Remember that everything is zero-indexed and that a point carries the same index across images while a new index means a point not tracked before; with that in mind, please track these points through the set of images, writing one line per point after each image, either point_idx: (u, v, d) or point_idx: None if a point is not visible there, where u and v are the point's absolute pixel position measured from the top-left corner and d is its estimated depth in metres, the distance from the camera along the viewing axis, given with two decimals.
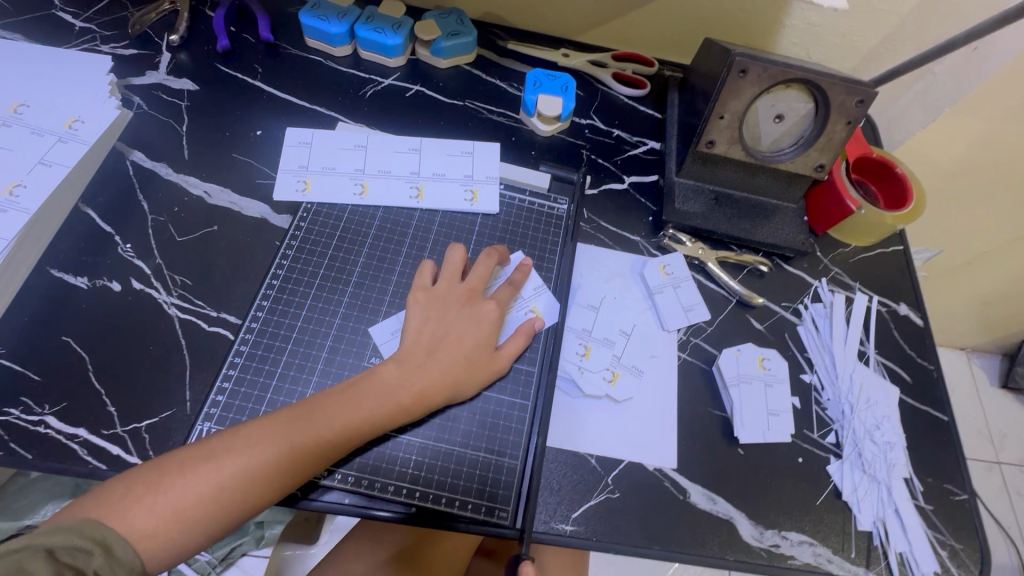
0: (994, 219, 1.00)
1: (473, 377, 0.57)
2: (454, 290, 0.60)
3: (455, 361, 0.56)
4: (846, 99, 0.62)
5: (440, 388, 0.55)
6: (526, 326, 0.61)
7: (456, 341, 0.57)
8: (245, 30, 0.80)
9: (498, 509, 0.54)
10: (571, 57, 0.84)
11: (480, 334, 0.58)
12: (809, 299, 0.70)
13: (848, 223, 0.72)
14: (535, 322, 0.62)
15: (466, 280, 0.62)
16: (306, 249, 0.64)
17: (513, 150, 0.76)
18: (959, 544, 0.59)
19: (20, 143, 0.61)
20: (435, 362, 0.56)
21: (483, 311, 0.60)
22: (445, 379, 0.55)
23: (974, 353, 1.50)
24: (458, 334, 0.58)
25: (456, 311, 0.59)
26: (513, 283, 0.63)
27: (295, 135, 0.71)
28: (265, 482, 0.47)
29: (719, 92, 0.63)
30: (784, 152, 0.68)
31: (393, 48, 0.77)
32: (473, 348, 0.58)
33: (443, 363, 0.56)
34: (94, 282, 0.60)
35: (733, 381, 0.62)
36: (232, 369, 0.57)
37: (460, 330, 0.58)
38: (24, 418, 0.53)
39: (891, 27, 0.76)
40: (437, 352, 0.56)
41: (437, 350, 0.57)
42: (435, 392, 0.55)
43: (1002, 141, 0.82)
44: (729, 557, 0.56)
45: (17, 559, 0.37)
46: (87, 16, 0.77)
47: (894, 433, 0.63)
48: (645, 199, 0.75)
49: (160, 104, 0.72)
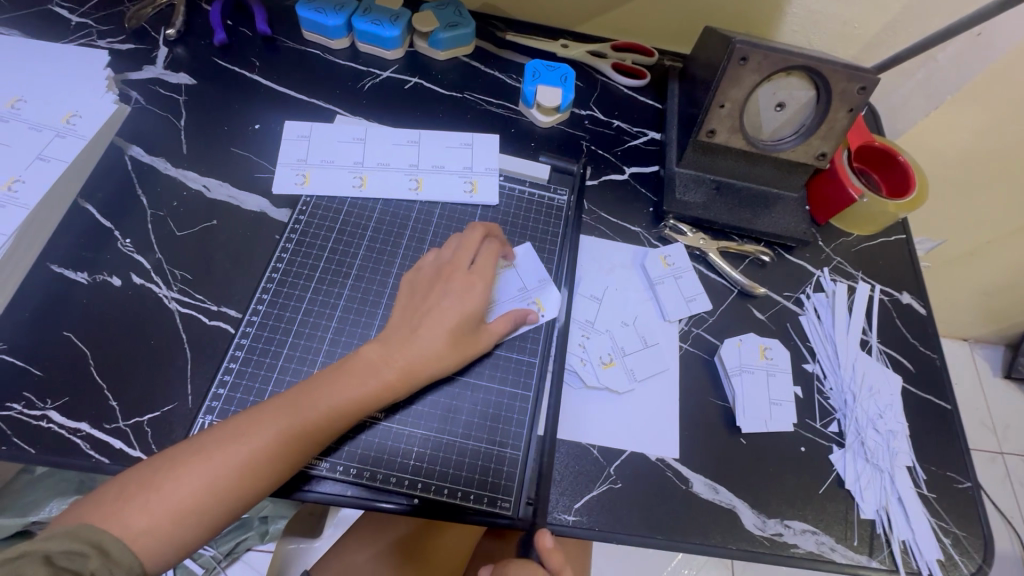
0: (997, 207, 1.00)
1: (459, 354, 0.56)
2: (442, 266, 0.59)
3: (440, 337, 0.55)
4: (847, 86, 0.61)
5: (424, 363, 0.54)
6: (514, 313, 0.60)
7: (440, 317, 0.56)
8: (242, 23, 0.80)
9: (500, 499, 0.54)
10: (570, 48, 0.83)
11: (462, 309, 0.57)
12: (811, 289, 0.70)
13: (850, 212, 0.72)
14: (529, 315, 0.61)
15: (450, 258, 0.60)
16: (306, 241, 0.64)
17: (513, 141, 0.76)
18: (962, 532, 0.59)
19: (19, 139, 0.61)
20: (418, 338, 0.55)
21: (468, 285, 0.58)
22: (428, 353, 0.55)
23: (977, 345, 1.50)
24: (444, 309, 0.56)
25: (440, 286, 0.58)
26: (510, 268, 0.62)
27: (293, 128, 0.71)
28: (258, 471, 0.47)
29: (720, 80, 0.63)
30: (785, 141, 0.68)
31: (391, 40, 0.77)
32: (457, 324, 0.56)
33: (426, 338, 0.55)
34: (95, 278, 0.60)
35: (736, 371, 0.62)
36: (233, 362, 0.57)
37: (446, 308, 0.56)
38: (26, 413, 0.53)
39: (892, 15, 0.75)
40: (419, 329, 0.56)
41: (421, 325, 0.56)
42: (419, 367, 0.54)
43: (1004, 128, 0.81)
44: (732, 546, 0.55)
45: (15, 565, 0.38)
46: (82, 11, 0.77)
47: (898, 422, 0.63)
48: (646, 189, 0.75)
49: (157, 98, 0.72)
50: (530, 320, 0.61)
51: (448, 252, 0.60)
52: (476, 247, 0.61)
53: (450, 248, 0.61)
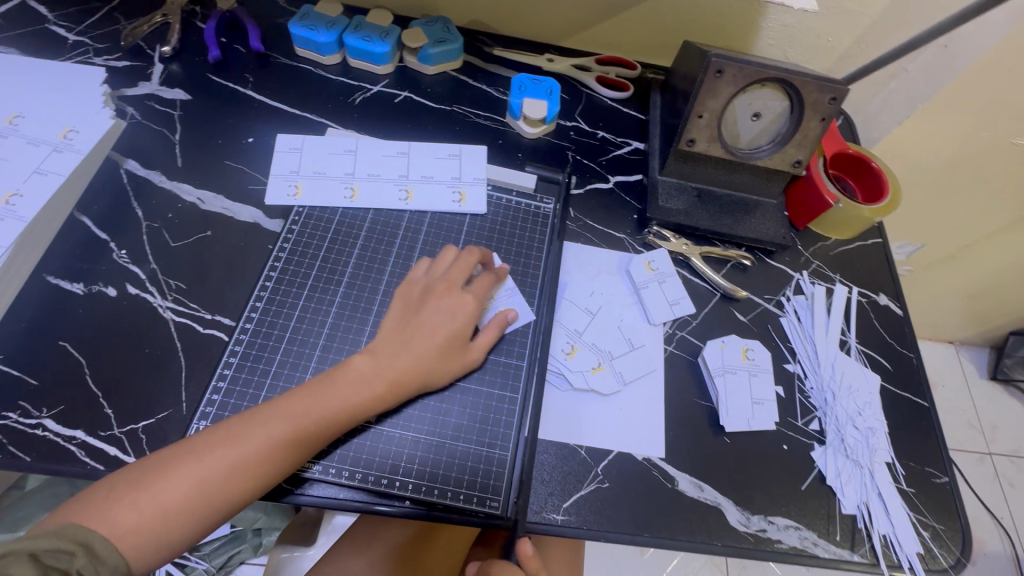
0: (974, 211, 1.03)
1: (449, 367, 0.58)
2: (435, 282, 0.61)
3: (431, 350, 0.58)
4: (819, 96, 0.64)
5: (414, 374, 0.56)
6: (498, 318, 0.62)
7: (432, 332, 0.58)
8: (236, 40, 0.82)
9: (490, 498, 0.55)
10: (555, 62, 0.86)
11: (455, 325, 0.59)
12: (791, 291, 0.72)
13: (827, 217, 0.74)
14: (508, 315, 0.63)
15: (443, 274, 0.62)
16: (298, 250, 0.66)
17: (500, 152, 0.78)
18: (941, 525, 0.61)
19: (16, 153, 0.62)
20: (408, 351, 0.57)
21: (460, 301, 0.61)
22: (418, 366, 0.57)
23: (963, 347, 1.53)
24: (434, 323, 0.59)
25: (434, 302, 0.60)
26: (496, 278, 0.64)
27: (286, 141, 0.73)
28: (247, 474, 0.48)
29: (697, 92, 0.65)
30: (762, 149, 0.70)
31: (381, 56, 0.79)
32: (447, 337, 0.59)
33: (417, 351, 0.57)
34: (90, 288, 0.61)
35: (718, 371, 0.64)
36: (227, 368, 0.58)
37: (437, 321, 0.59)
38: (22, 421, 0.54)
39: (864, 29, 0.79)
40: (410, 342, 0.58)
41: (411, 339, 0.58)
42: (408, 378, 0.56)
43: (974, 135, 0.85)
44: (718, 542, 0.57)
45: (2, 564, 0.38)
46: (79, 30, 0.79)
47: (877, 419, 0.64)
48: (630, 197, 0.77)
49: (153, 114, 0.74)
50: (510, 321, 0.63)
51: (444, 268, 0.63)
52: (466, 265, 0.63)
53: (446, 265, 0.63)
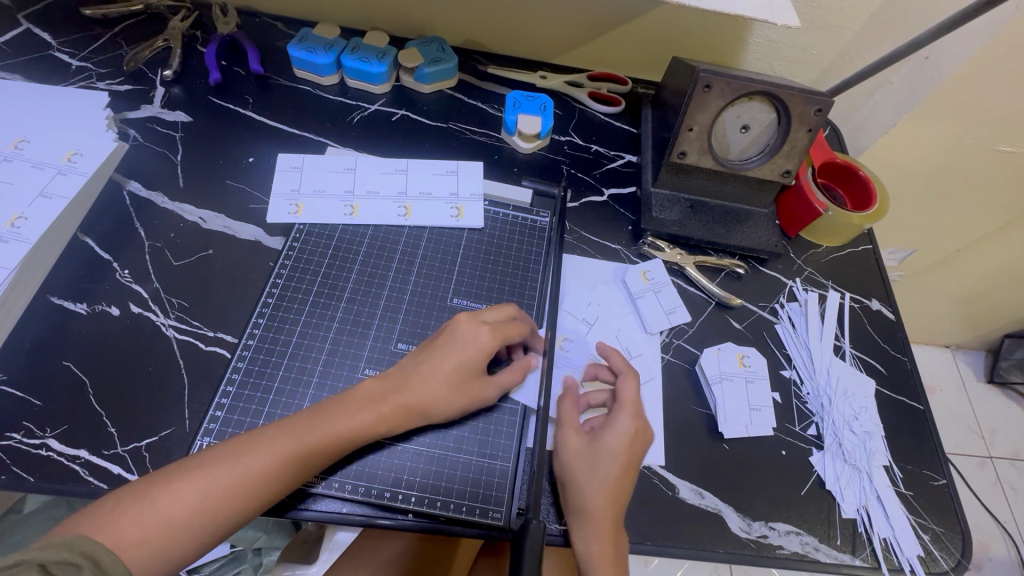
0: (962, 217, 1.04)
1: (456, 397, 0.57)
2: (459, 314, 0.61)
3: (441, 380, 0.56)
4: (805, 108, 0.65)
5: (422, 401, 0.56)
6: (523, 361, 0.62)
7: (442, 359, 0.57)
8: (235, 63, 0.84)
9: (491, 509, 0.56)
10: (548, 79, 0.88)
11: (471, 358, 0.57)
12: (785, 298, 0.73)
13: (818, 224, 0.76)
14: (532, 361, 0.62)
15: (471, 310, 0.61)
16: (299, 267, 0.67)
17: (496, 167, 0.79)
18: (940, 528, 0.61)
19: (21, 177, 0.64)
20: (418, 378, 0.56)
21: (481, 336, 0.58)
22: (427, 391, 0.56)
23: (959, 350, 1.54)
24: (449, 351, 0.57)
25: (450, 331, 0.59)
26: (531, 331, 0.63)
27: (286, 160, 0.74)
28: (252, 491, 0.49)
29: (687, 106, 0.67)
30: (751, 160, 0.72)
31: (378, 76, 0.81)
32: (462, 369, 0.57)
33: (427, 376, 0.56)
34: (93, 308, 0.62)
35: (715, 379, 0.65)
36: (231, 385, 0.59)
37: (454, 352, 0.57)
38: (25, 441, 0.54)
39: (846, 42, 0.81)
40: (422, 367, 0.57)
41: (423, 364, 0.57)
42: (417, 404, 0.56)
43: (958, 143, 0.87)
44: (720, 550, 0.57)
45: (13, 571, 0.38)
46: (82, 55, 0.80)
47: (873, 423, 0.65)
48: (624, 209, 0.78)
49: (155, 136, 0.75)
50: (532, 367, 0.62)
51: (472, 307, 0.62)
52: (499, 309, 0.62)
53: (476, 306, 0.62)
